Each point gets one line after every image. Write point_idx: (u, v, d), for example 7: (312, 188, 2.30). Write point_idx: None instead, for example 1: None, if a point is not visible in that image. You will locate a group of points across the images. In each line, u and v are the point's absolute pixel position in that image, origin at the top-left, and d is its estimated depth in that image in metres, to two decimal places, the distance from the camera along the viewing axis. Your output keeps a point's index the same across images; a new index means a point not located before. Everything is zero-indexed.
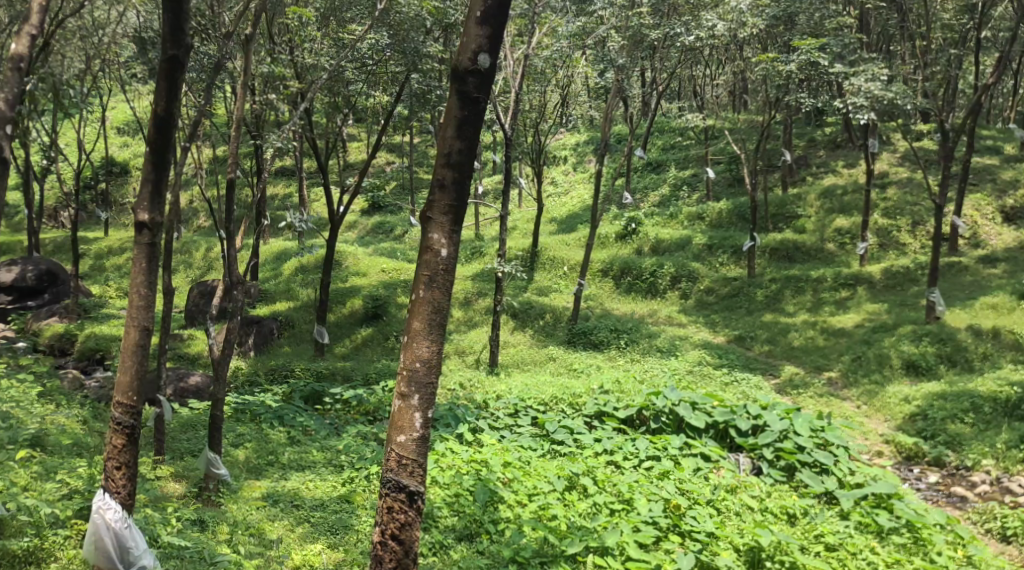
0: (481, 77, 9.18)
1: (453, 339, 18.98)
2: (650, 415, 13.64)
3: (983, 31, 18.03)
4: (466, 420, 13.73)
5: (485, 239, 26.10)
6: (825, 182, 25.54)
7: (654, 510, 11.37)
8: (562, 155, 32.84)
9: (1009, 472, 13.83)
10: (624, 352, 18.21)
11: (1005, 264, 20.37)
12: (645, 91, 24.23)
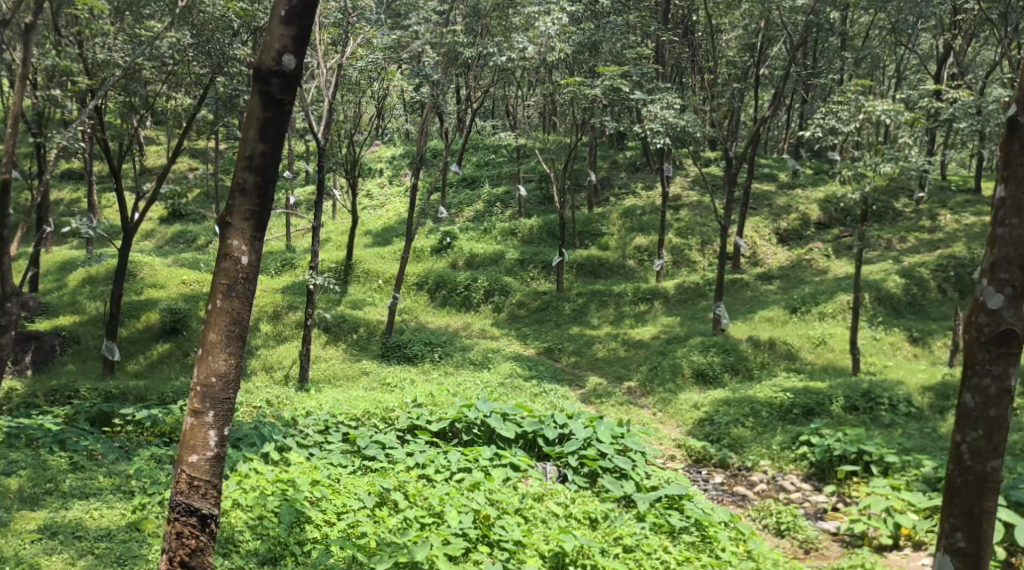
0: (285, 78, 9.51)
1: (260, 354, 19.07)
2: (462, 427, 14.21)
3: (762, 68, 19.77)
4: (272, 438, 13.66)
5: (296, 251, 26.20)
6: (626, 202, 27.08)
7: (464, 521, 11.77)
8: (377, 168, 33.28)
9: (783, 471, 15.01)
10: (437, 365, 18.80)
11: (779, 281, 22.32)
12: (460, 108, 24.86)
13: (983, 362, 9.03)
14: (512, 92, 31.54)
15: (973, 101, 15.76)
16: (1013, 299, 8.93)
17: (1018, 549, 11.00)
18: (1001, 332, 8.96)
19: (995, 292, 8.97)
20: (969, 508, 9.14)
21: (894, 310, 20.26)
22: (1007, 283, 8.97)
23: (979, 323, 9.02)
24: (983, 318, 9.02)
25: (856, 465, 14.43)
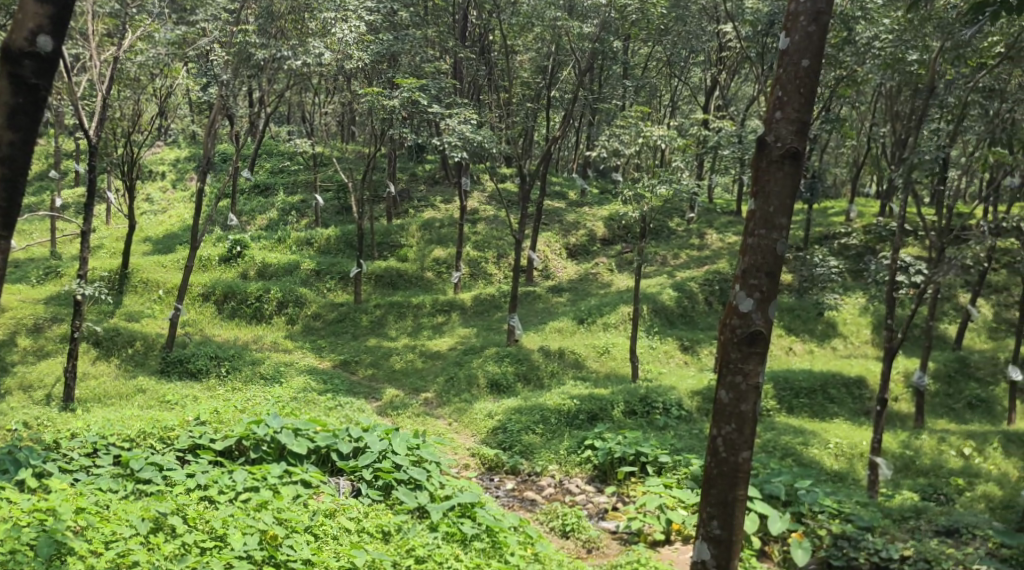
0: (39, 61, 8.80)
1: (20, 371, 18.28)
2: (250, 444, 13.53)
3: (553, 90, 20.74)
4: (32, 465, 12.68)
5: (64, 260, 25.11)
6: (425, 215, 27.59)
7: (249, 543, 11.42)
8: (159, 171, 32.25)
9: (569, 475, 15.67)
10: (224, 380, 18.56)
11: (568, 294, 23.41)
12: (251, 112, 24.50)
13: (735, 360, 9.97)
14: (307, 99, 31.41)
15: (735, 131, 17.26)
16: (761, 302, 9.89)
17: (771, 538, 12.05)
18: (749, 332, 9.92)
19: (746, 296, 9.92)
20: (723, 498, 10.11)
21: (668, 321, 21.72)
22: (756, 288, 9.93)
23: (732, 324, 9.96)
24: (735, 319, 9.97)
25: (633, 466, 15.22)
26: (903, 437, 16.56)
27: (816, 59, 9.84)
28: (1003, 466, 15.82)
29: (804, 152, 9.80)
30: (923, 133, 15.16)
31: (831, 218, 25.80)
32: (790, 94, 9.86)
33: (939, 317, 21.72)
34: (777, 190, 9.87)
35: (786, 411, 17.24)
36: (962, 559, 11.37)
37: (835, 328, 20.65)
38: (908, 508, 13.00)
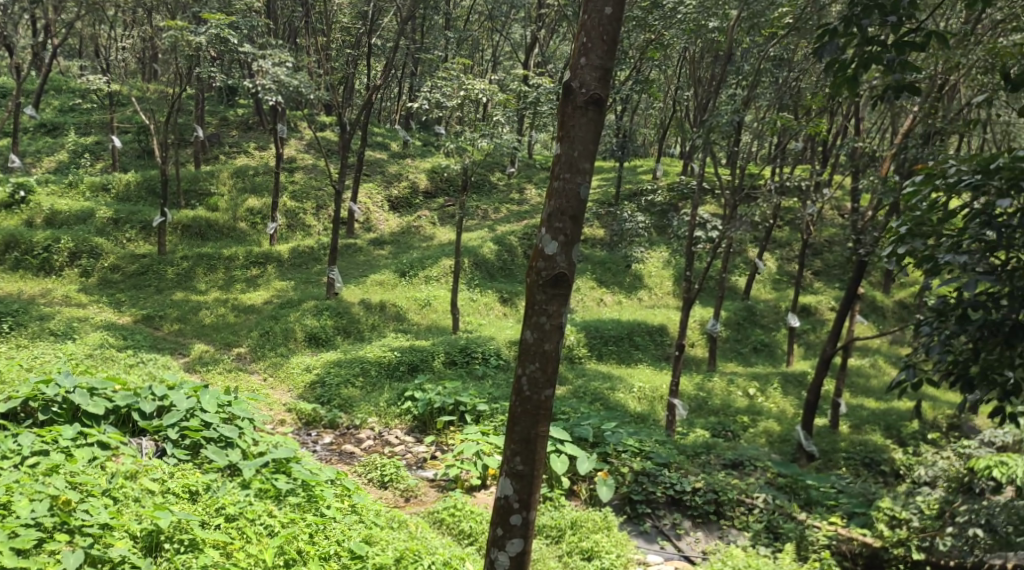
0: None
1: None
2: (39, 405, 12.64)
3: (372, 38, 20.60)
4: None
5: None
6: (237, 162, 27.04)
7: (37, 510, 10.79)
8: None
9: (388, 427, 15.75)
10: (9, 336, 17.47)
11: (389, 247, 23.61)
12: (39, 44, 22.93)
13: (540, 302, 9.76)
14: (100, 33, 29.80)
15: (554, 87, 17.62)
16: (566, 245, 9.67)
17: (579, 478, 12.65)
18: (554, 275, 9.71)
19: (551, 240, 9.67)
20: (527, 433, 9.92)
21: (488, 273, 22.29)
22: (561, 231, 9.69)
23: (537, 267, 9.71)
24: (540, 263, 9.72)
25: (452, 415, 15.49)
26: (697, 380, 17.74)
27: (620, 7, 9.56)
28: (782, 404, 17.27)
29: (607, 99, 9.55)
30: (722, 98, 16.15)
31: (640, 176, 26.94)
32: (594, 41, 9.57)
33: (732, 270, 23.20)
34: (581, 135, 9.60)
35: (596, 357, 18.07)
36: (745, 488, 12.71)
37: (641, 280, 21.77)
38: (700, 444, 14.18)
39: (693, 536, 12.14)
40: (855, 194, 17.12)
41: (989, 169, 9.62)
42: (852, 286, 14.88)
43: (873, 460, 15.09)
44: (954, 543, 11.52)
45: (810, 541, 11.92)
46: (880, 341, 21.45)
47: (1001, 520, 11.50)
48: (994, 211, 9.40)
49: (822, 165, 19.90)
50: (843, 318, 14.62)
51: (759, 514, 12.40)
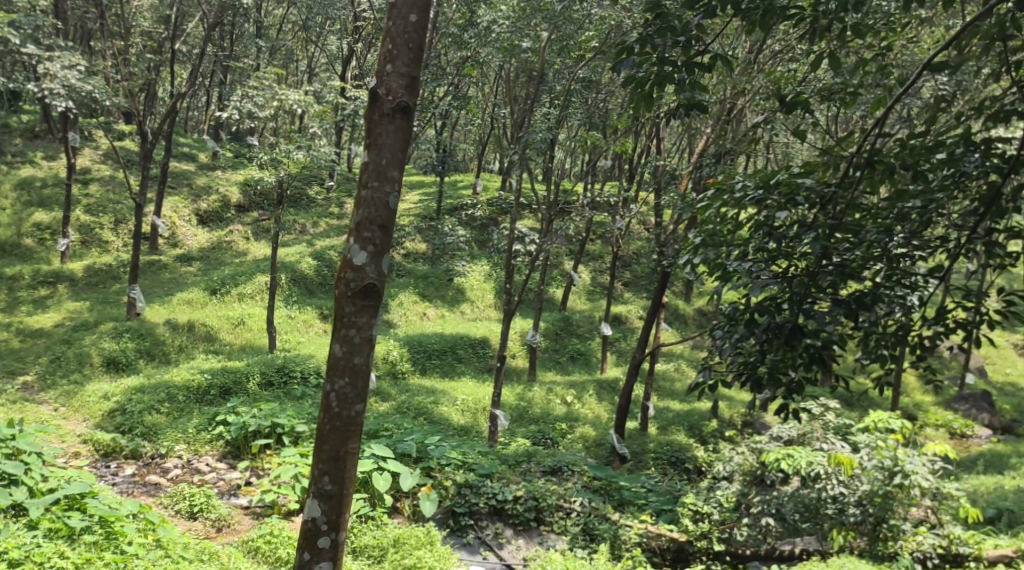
0: None
1: None
2: None
3: (175, 44, 19.75)
4: None
5: None
6: (22, 173, 25.26)
7: None
8: None
9: (199, 454, 14.21)
10: None
11: (198, 263, 22.71)
12: None
13: (350, 314, 9.42)
14: None
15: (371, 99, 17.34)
16: (375, 255, 9.38)
17: (402, 494, 12.42)
18: (364, 286, 9.39)
19: (360, 250, 9.36)
20: (336, 452, 9.53)
21: (306, 289, 21.81)
22: (370, 241, 9.40)
23: (346, 278, 9.37)
24: (349, 274, 9.38)
25: (268, 438, 13.99)
26: (518, 390, 17.88)
27: (424, 15, 9.39)
28: (597, 410, 17.63)
29: (414, 107, 9.33)
30: (538, 115, 16.45)
31: (460, 191, 27.02)
32: (399, 48, 9.34)
33: (549, 282, 23.55)
34: (389, 142, 9.35)
35: (419, 372, 17.92)
36: (563, 493, 12.88)
37: (463, 294, 21.79)
38: (521, 453, 14.29)
39: (514, 544, 12.21)
40: (658, 209, 17.67)
41: (768, 185, 9.77)
42: (656, 296, 15.49)
43: (679, 459, 15.59)
44: (750, 533, 12.45)
45: (623, 540, 12.18)
46: (684, 347, 22.31)
47: (788, 508, 12.65)
48: (774, 223, 9.50)
49: (629, 182, 20.48)
50: (652, 327, 15.04)
51: (575, 518, 12.56)
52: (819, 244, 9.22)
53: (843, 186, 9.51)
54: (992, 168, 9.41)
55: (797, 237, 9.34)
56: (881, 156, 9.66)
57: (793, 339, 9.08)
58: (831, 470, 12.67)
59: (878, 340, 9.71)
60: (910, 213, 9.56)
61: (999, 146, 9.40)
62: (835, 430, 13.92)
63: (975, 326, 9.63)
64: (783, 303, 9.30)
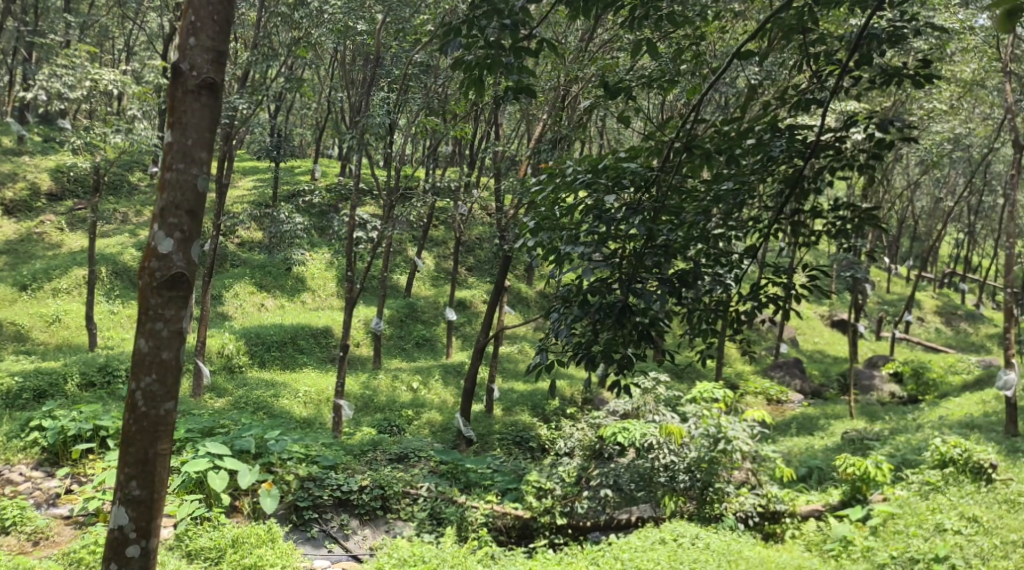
0: None
1: None
2: None
3: None
4: None
5: None
6: None
7: None
8: None
9: (11, 463, 12.99)
10: None
11: (6, 256, 21.25)
12: None
13: (155, 306, 8.89)
14: None
15: None
16: (182, 243, 8.89)
17: (240, 492, 11.88)
18: (170, 276, 8.88)
19: (165, 237, 8.85)
20: (143, 454, 8.98)
21: (131, 282, 20.77)
22: (176, 228, 8.90)
23: (150, 268, 8.84)
24: (154, 263, 8.85)
25: (91, 442, 13.05)
26: (362, 379, 17.52)
27: None
28: (444, 395, 17.46)
29: (221, 85, 8.87)
30: (374, 99, 16.12)
31: (298, 176, 26.34)
32: (203, 22, 8.85)
33: (392, 269, 23.16)
34: (194, 121, 8.84)
35: (258, 365, 17.33)
36: (410, 479, 12.70)
37: (304, 283, 21.18)
38: (366, 442, 13.94)
39: (360, 534, 11.98)
40: (497, 195, 17.59)
41: (596, 169, 9.83)
42: (499, 279, 15.22)
43: (523, 438, 15.58)
44: (590, 505, 12.58)
45: (470, 521, 12.13)
46: (528, 329, 22.41)
47: (625, 479, 12.73)
48: (603, 207, 9.60)
49: (467, 168, 20.39)
50: (493, 311, 14.91)
51: (422, 503, 12.42)
52: (645, 227, 9.45)
53: (665, 170, 9.65)
54: (796, 151, 9.59)
55: (625, 220, 9.49)
56: (697, 141, 9.66)
57: (622, 318, 9.21)
58: (663, 440, 12.83)
59: (698, 317, 9.86)
60: (723, 196, 9.64)
61: (803, 130, 9.57)
62: (665, 402, 14.02)
63: (784, 301, 9.85)
64: (614, 285, 9.45)
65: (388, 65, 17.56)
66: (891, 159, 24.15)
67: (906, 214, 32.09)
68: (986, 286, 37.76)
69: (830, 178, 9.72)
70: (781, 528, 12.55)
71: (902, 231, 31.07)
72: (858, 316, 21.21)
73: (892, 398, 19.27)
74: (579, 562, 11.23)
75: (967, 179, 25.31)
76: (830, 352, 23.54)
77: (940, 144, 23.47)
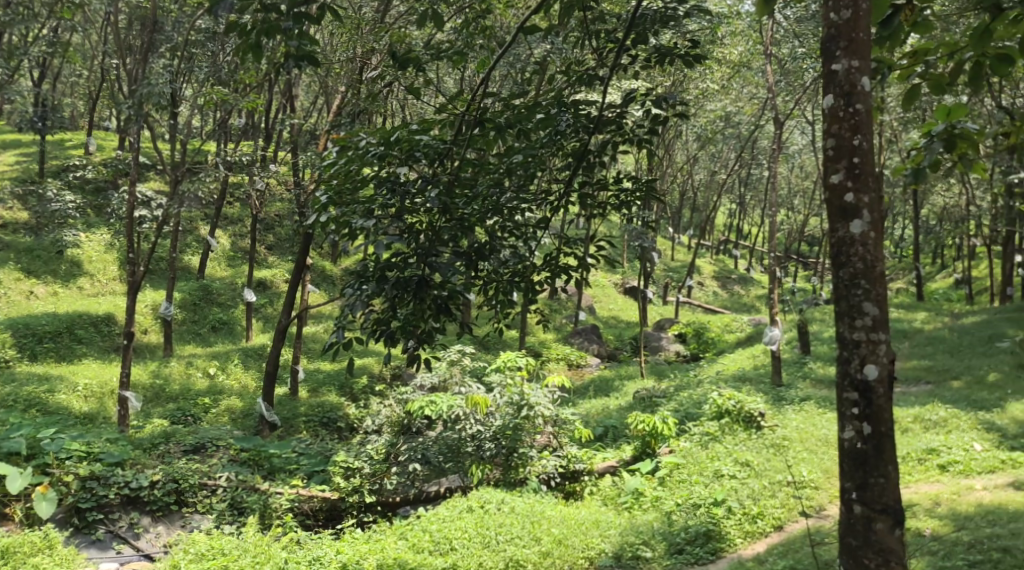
0: None
1: None
2: None
3: None
4: None
5: None
6: None
7: None
8: None
9: None
10: None
11: None
12: None
13: None
14: None
15: None
16: None
17: (13, 497, 10.92)
18: None
19: None
20: None
21: None
22: None
23: None
24: None
25: None
26: (151, 367, 16.50)
27: None
28: (243, 380, 16.72)
29: None
30: (153, 67, 15.09)
31: (67, 150, 24.53)
32: None
33: (182, 250, 21.94)
34: None
35: (28, 359, 16.03)
36: (208, 470, 12.01)
37: (79, 267, 19.77)
38: (157, 435, 13.09)
39: (153, 532, 11.31)
40: (293, 169, 16.87)
41: (388, 141, 9.17)
42: (301, 258, 14.55)
43: (329, 419, 15.14)
44: (399, 480, 12.29)
45: (274, 508, 11.64)
46: (331, 307, 21.81)
47: (433, 452, 12.50)
48: (396, 178, 8.97)
49: (256, 144, 19.59)
50: (298, 290, 14.28)
51: (222, 494, 11.78)
52: (439, 200, 8.91)
53: (457, 143, 9.26)
54: (582, 126, 9.34)
55: (421, 193, 8.99)
56: (488, 113, 9.38)
57: (420, 292, 8.75)
58: (469, 411, 12.59)
59: (496, 287, 9.55)
60: (515, 167, 9.33)
61: (588, 105, 9.31)
62: (472, 373, 13.92)
63: (575, 270, 9.86)
64: (410, 260, 8.89)
65: (165, 33, 16.54)
66: (669, 134, 25.12)
67: (686, 186, 33.42)
68: (758, 252, 39.97)
69: (614, 152, 9.58)
70: (580, 485, 12.66)
71: (685, 201, 32.36)
72: (646, 281, 21.94)
73: (678, 357, 19.87)
74: (386, 538, 10.96)
75: (739, 153, 26.70)
76: (623, 317, 24.00)
77: (714, 121, 24.67)
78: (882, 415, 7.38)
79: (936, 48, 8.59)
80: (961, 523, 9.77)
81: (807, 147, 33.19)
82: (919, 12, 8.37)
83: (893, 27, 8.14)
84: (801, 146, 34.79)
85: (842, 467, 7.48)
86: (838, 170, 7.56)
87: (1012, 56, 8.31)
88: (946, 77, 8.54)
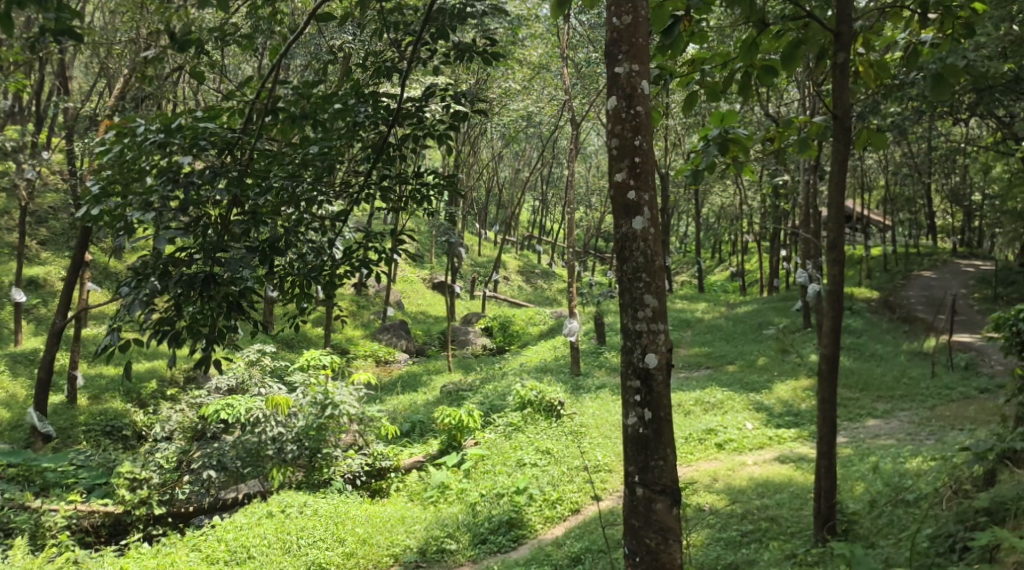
0: None
1: None
2: None
3: None
4: None
5: None
6: None
7: None
8: None
9: None
10: None
11: None
12: None
13: None
14: None
15: None
16: None
17: None
18: None
19: None
20: None
21: None
22: None
23: None
24: None
25: None
26: None
27: None
28: (11, 388, 15.82)
29: None
30: None
31: None
32: None
33: None
34: None
35: None
36: None
37: None
38: None
39: None
40: (68, 157, 16.00)
41: (170, 128, 8.02)
42: (78, 254, 13.85)
43: (115, 428, 14.55)
44: (191, 490, 12.01)
45: (46, 527, 11.00)
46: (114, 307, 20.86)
47: (230, 458, 12.23)
48: (179, 168, 7.81)
49: (31, 128, 18.51)
50: (74, 289, 13.59)
51: None
52: (230, 192, 7.89)
53: (247, 132, 8.29)
54: (380, 119, 8.76)
55: (208, 183, 7.86)
56: (281, 102, 8.53)
57: (207, 290, 7.62)
58: (269, 412, 12.49)
59: (291, 283, 8.71)
60: (311, 159, 8.50)
61: (387, 96, 8.75)
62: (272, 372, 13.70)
63: (378, 263, 9.10)
64: (196, 255, 7.79)
65: None
66: (470, 131, 25.36)
67: (490, 182, 33.88)
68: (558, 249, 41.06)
69: (413, 146, 9.13)
70: (387, 483, 12.74)
71: (490, 198, 32.84)
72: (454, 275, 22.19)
73: (484, 350, 20.17)
74: (177, 551, 10.71)
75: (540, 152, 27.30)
76: (431, 312, 24.21)
77: (516, 119, 25.09)
78: (661, 401, 7.80)
79: (710, 57, 8.89)
80: (736, 497, 10.54)
81: (605, 149, 34.42)
82: (696, 22, 8.55)
83: (675, 36, 8.23)
84: (597, 144, 35.93)
85: (625, 452, 7.88)
86: (621, 169, 7.96)
87: (775, 69, 8.63)
88: (720, 85, 8.92)
